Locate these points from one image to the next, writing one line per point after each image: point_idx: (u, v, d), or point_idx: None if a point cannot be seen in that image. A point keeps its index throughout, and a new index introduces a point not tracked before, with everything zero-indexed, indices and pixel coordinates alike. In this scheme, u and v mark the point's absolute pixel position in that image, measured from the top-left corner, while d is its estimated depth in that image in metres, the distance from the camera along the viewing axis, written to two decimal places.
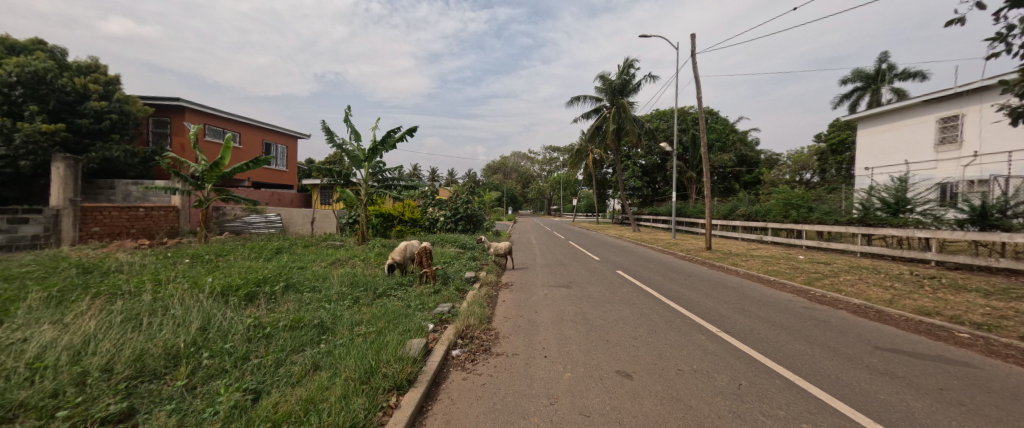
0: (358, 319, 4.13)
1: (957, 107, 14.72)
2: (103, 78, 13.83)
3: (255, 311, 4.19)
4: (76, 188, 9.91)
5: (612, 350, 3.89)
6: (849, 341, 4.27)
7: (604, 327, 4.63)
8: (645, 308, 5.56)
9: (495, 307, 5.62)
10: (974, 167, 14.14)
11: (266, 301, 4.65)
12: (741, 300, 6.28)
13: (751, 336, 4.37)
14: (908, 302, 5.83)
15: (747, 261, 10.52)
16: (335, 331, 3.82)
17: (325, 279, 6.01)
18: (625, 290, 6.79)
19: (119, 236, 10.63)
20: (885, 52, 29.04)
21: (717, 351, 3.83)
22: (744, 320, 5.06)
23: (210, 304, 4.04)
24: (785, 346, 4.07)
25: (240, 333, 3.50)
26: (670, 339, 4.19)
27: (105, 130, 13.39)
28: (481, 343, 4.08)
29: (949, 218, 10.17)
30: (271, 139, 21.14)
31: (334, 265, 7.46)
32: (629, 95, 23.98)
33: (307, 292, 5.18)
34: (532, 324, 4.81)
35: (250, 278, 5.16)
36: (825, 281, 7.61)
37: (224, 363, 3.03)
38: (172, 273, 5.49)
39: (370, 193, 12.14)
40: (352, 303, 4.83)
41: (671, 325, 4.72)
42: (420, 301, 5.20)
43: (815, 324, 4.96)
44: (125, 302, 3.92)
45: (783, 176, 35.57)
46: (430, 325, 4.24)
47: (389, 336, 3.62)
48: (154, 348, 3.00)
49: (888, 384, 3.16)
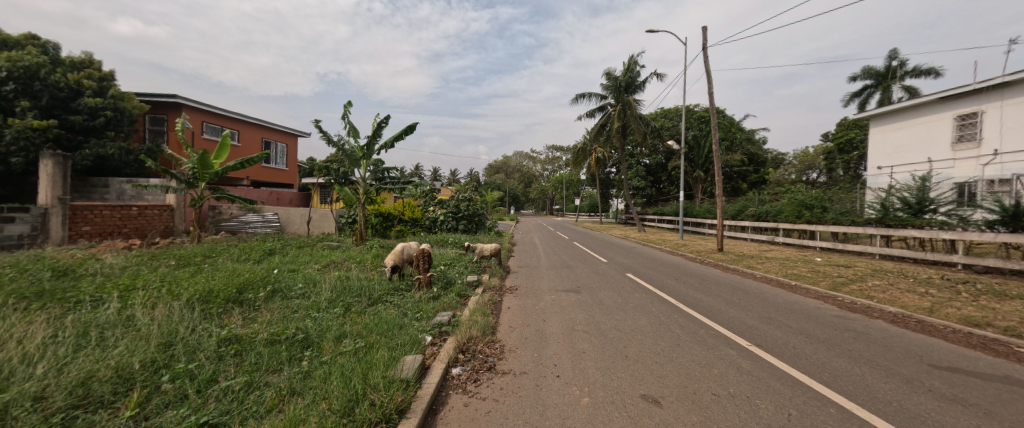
0: (347, 332, 3.69)
1: (976, 103, 14.17)
2: (97, 73, 13.45)
3: (233, 321, 3.76)
4: (66, 186, 9.49)
5: (631, 367, 3.44)
6: (899, 358, 3.81)
7: (620, 340, 4.18)
8: (663, 317, 5.08)
9: (499, 315, 5.14)
10: (994, 166, 13.58)
11: (247, 309, 4.21)
12: (766, 307, 5.81)
13: (788, 352, 3.90)
14: (952, 312, 5.33)
15: (763, 264, 10.02)
16: (321, 346, 3.38)
17: (316, 283, 5.57)
18: (639, 297, 6.31)
19: (110, 236, 10.27)
20: (895, 50, 28.45)
21: (753, 370, 3.37)
22: (774, 331, 4.60)
23: (183, 314, 3.61)
24: (829, 364, 3.60)
25: (210, 348, 3.05)
26: (697, 355, 3.74)
27: (100, 127, 13.01)
28: (485, 359, 3.63)
29: (975, 218, 9.63)
30: (271, 136, 20.77)
31: (328, 268, 7.00)
32: (635, 92, 23.48)
33: (296, 299, 4.73)
34: (540, 335, 4.36)
35: (234, 283, 4.74)
36: (852, 286, 7.10)
37: (186, 387, 2.58)
38: (153, 277, 5.07)
39: (369, 191, 11.67)
40: (343, 312, 4.39)
41: (695, 338, 4.25)
42: (419, 309, 4.76)
43: (854, 336, 4.48)
44: (88, 313, 3.49)
45: (788, 176, 35.00)
46: (428, 338, 3.81)
47: (380, 353, 3.18)
48: (103, 370, 2.55)
49: (961, 415, 2.70)
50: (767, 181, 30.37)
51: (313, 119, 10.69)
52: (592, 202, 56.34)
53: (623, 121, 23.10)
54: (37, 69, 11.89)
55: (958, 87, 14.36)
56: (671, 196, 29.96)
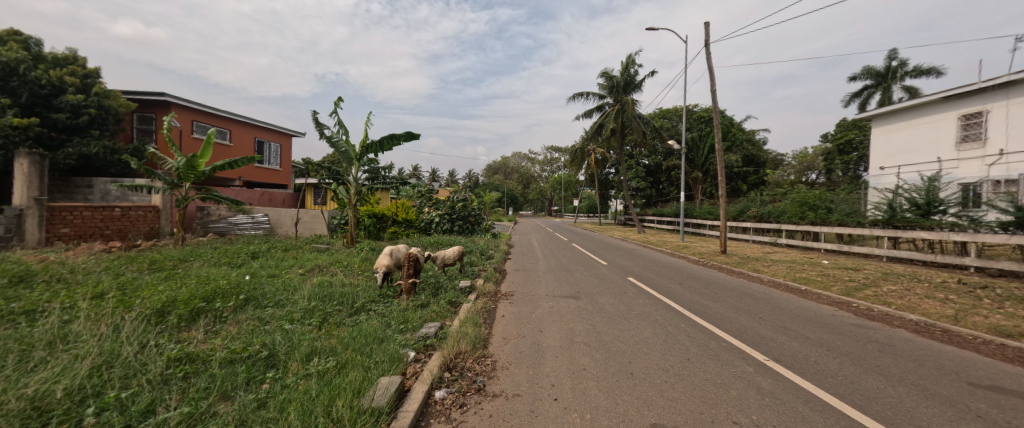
0: (320, 348, 3.27)
1: (981, 102, 13.86)
2: (82, 70, 12.92)
3: (193, 336, 3.33)
4: (43, 186, 9.04)
5: (638, 389, 3.05)
6: (934, 375, 3.44)
7: (624, 354, 3.78)
8: (670, 327, 4.69)
9: (491, 325, 4.74)
10: (1000, 166, 13.27)
11: (212, 321, 3.79)
12: (779, 315, 5.42)
13: (811, 368, 3.52)
14: (980, 320, 4.96)
15: (769, 267, 9.63)
16: (287, 365, 2.97)
17: (295, 290, 5.15)
18: (642, 303, 5.91)
19: (91, 237, 9.81)
20: (894, 49, 28.24)
21: (776, 392, 3.00)
22: (791, 343, 4.21)
23: (133, 328, 3.19)
24: (859, 384, 3.22)
25: (154, 372, 2.61)
26: (711, 372, 3.37)
27: (83, 125, 12.55)
28: (473, 378, 3.23)
29: (988, 220, 9.20)
30: (264, 136, 20.28)
31: (311, 273, 6.56)
32: (634, 92, 23.10)
33: (269, 309, 4.32)
34: (535, 348, 3.97)
35: (200, 292, 4.31)
36: (867, 291, 6.70)
37: (115, 419, 2.15)
38: (117, 284, 4.65)
39: (361, 192, 11.20)
40: (320, 324, 3.97)
41: (706, 351, 3.87)
42: (404, 319, 4.36)
43: (878, 349, 4.10)
44: (21, 330, 3.06)
45: (787, 176, 34.72)
46: (411, 354, 3.42)
47: (351, 375, 2.77)
48: (12, 403, 2.10)
49: None
50: (767, 182, 30.15)
51: (311, 111, 10.38)
52: (591, 202, 55.94)
53: (622, 121, 22.71)
54: (15, 64, 11.51)
55: (963, 86, 14.06)
56: (671, 197, 29.56)
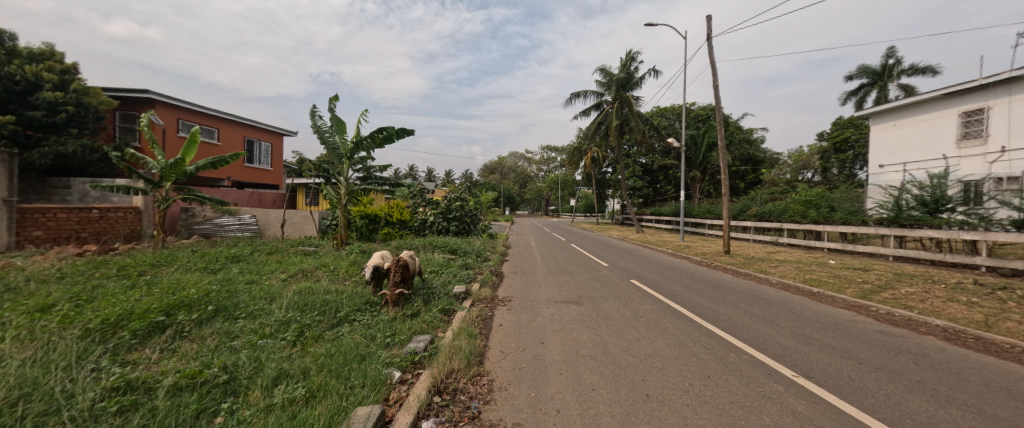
0: (289, 369, 2.85)
1: (982, 100, 13.66)
2: (59, 66, 12.28)
3: (142, 358, 2.88)
4: (13, 187, 8.45)
5: (657, 414, 2.65)
6: (984, 393, 3.07)
7: (637, 370, 3.38)
8: (682, 336, 4.31)
9: (488, 336, 4.33)
10: (1002, 163, 13.04)
11: (172, 337, 3.36)
12: (795, 321, 5.06)
13: (847, 386, 3.14)
14: (1012, 326, 4.62)
15: (776, 268, 9.30)
16: (248, 392, 2.54)
17: (273, 299, 4.69)
18: (648, 309, 5.55)
19: (66, 241, 9.25)
20: (891, 47, 28.12)
21: (815, 418, 2.60)
22: (817, 354, 3.83)
23: (70, 350, 2.74)
24: (905, 405, 2.84)
25: (82, 405, 2.17)
26: (735, 392, 2.98)
27: (61, 123, 11.95)
28: (467, 403, 2.81)
29: (998, 218, 8.89)
30: (253, 135, 19.70)
31: (294, 279, 6.07)
32: (632, 89, 22.65)
33: (240, 321, 3.88)
34: (537, 363, 3.56)
35: (162, 303, 3.85)
36: (885, 294, 6.36)
37: None
38: (71, 294, 4.17)
39: (352, 192, 10.71)
40: (295, 339, 3.53)
41: (727, 366, 3.48)
42: (391, 331, 3.95)
43: (913, 361, 3.73)
44: None
45: (783, 176, 34.50)
46: (396, 375, 3.00)
47: (321, 406, 2.35)
48: None
49: None
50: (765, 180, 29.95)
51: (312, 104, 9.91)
52: (587, 202, 55.58)
53: (621, 118, 22.27)
54: None
55: (963, 83, 13.86)
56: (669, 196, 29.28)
